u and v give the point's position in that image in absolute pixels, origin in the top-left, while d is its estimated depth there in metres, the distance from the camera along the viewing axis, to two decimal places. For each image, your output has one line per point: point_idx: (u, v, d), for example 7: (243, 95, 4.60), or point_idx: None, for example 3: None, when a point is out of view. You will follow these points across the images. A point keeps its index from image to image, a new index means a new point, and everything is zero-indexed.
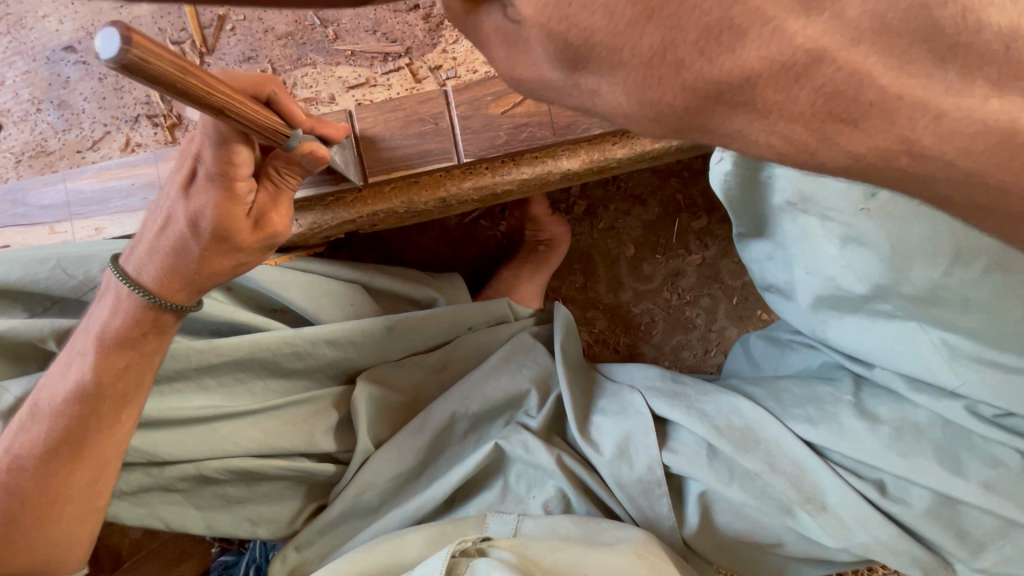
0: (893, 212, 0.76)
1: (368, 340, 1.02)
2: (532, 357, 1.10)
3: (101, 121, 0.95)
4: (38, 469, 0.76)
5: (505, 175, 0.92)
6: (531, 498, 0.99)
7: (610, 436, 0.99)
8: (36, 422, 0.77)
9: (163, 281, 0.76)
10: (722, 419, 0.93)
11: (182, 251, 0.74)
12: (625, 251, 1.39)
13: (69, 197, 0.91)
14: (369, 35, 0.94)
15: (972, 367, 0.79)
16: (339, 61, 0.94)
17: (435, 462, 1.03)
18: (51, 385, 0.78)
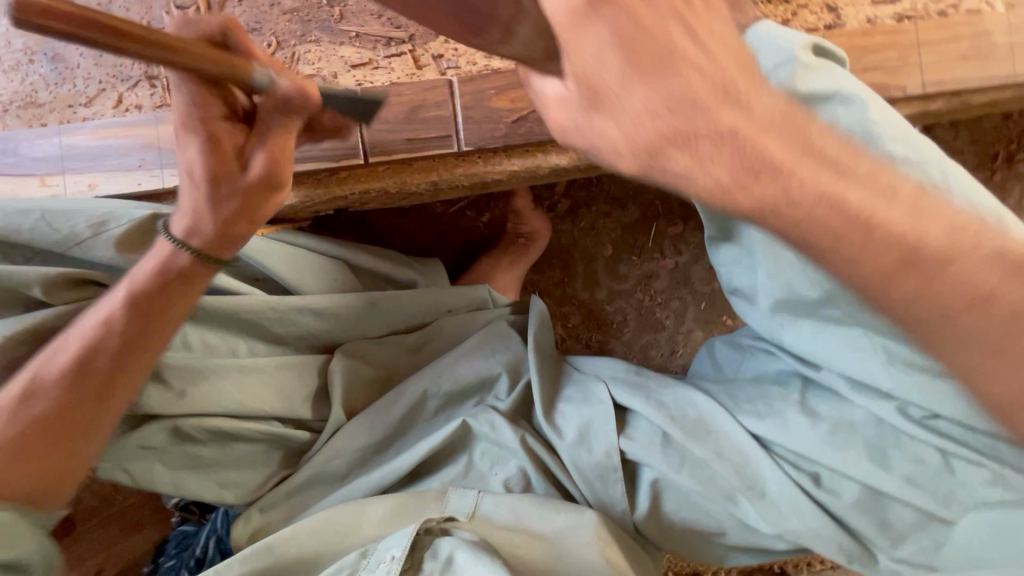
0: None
1: (351, 314, 1.06)
2: (505, 344, 1.15)
3: (96, 79, 0.95)
4: (60, 399, 0.78)
5: (495, 164, 0.96)
6: (493, 474, 1.03)
7: (573, 422, 1.04)
8: (61, 358, 0.79)
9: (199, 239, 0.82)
10: (678, 409, 1.00)
11: (200, 205, 0.79)
12: (603, 251, 1.45)
13: (64, 150, 0.91)
14: (374, 18, 0.96)
15: (907, 374, 0.87)
16: (343, 41, 0.96)
17: (402, 436, 1.07)
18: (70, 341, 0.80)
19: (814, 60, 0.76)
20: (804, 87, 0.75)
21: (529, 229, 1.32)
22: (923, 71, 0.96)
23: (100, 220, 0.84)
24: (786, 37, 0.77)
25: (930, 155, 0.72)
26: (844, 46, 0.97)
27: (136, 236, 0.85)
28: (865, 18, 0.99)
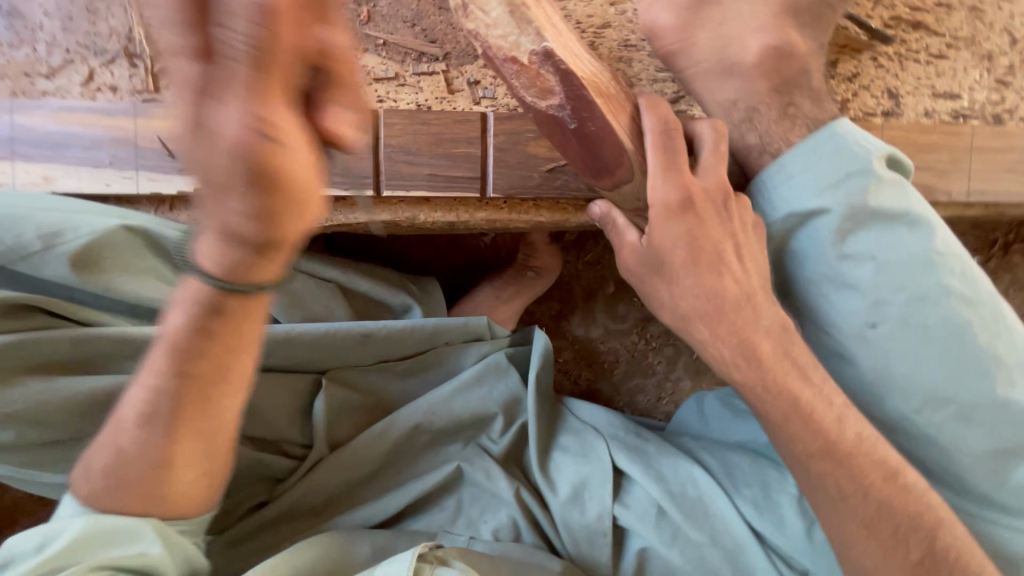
0: (891, 347, 0.74)
1: (343, 343, 0.95)
2: (504, 380, 1.08)
3: (62, 46, 0.79)
4: (162, 430, 0.64)
5: (521, 214, 0.87)
6: (481, 523, 0.97)
7: (567, 478, 1.00)
8: (129, 409, 0.65)
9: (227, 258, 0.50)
10: (677, 485, 0.97)
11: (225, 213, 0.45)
12: (605, 288, 1.39)
13: (15, 132, 0.75)
14: (406, 26, 0.84)
15: None
16: (367, 48, 0.83)
17: (388, 470, 1.00)
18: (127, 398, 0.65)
19: (890, 174, 0.74)
20: (876, 202, 0.73)
21: (538, 263, 1.24)
22: (970, 178, 0.93)
23: (50, 232, 0.69)
24: (865, 144, 0.74)
25: (983, 293, 0.73)
26: (900, 140, 0.93)
27: (90, 256, 0.71)
28: (923, 111, 0.94)
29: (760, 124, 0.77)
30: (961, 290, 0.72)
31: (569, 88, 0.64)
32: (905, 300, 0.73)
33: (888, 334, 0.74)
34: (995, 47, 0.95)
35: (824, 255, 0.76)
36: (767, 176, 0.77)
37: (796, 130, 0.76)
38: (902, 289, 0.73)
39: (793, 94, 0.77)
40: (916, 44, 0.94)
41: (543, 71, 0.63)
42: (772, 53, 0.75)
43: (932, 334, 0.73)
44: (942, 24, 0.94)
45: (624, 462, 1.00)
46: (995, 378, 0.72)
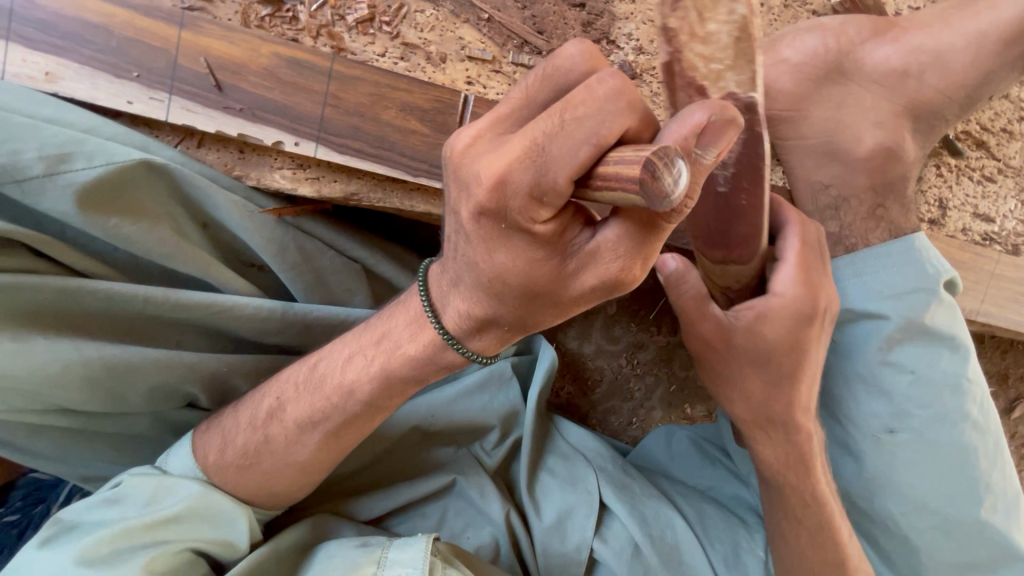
0: (900, 454, 0.79)
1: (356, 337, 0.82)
2: (505, 392, 1.06)
3: None
4: (291, 428, 0.70)
5: None
6: (463, 538, 0.96)
7: (554, 504, 1.00)
8: (263, 405, 0.72)
9: (480, 315, 0.56)
10: (658, 530, 0.99)
11: (511, 297, 0.52)
12: (607, 308, 1.40)
13: (18, 6, 0.60)
14: (515, 7, 0.74)
15: None
16: (467, 19, 0.73)
17: (380, 466, 1.00)
18: (302, 398, 0.70)
19: (947, 296, 0.76)
20: (931, 321, 0.75)
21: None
22: (986, 300, 0.99)
23: (58, 155, 0.57)
24: (936, 263, 0.76)
25: (990, 422, 0.78)
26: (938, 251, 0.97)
27: (102, 193, 0.60)
28: (961, 227, 0.99)
29: (844, 217, 0.78)
30: (976, 418, 0.77)
31: (747, 152, 0.56)
32: (928, 416, 0.77)
33: (903, 443, 0.78)
34: None
35: (867, 355, 0.78)
36: (838, 268, 0.79)
37: (876, 233, 0.77)
38: (928, 406, 0.77)
39: (885, 197, 0.78)
40: (975, 162, 0.98)
41: None
42: (880, 152, 0.75)
43: (941, 452, 0.78)
44: (1001, 150, 0.98)
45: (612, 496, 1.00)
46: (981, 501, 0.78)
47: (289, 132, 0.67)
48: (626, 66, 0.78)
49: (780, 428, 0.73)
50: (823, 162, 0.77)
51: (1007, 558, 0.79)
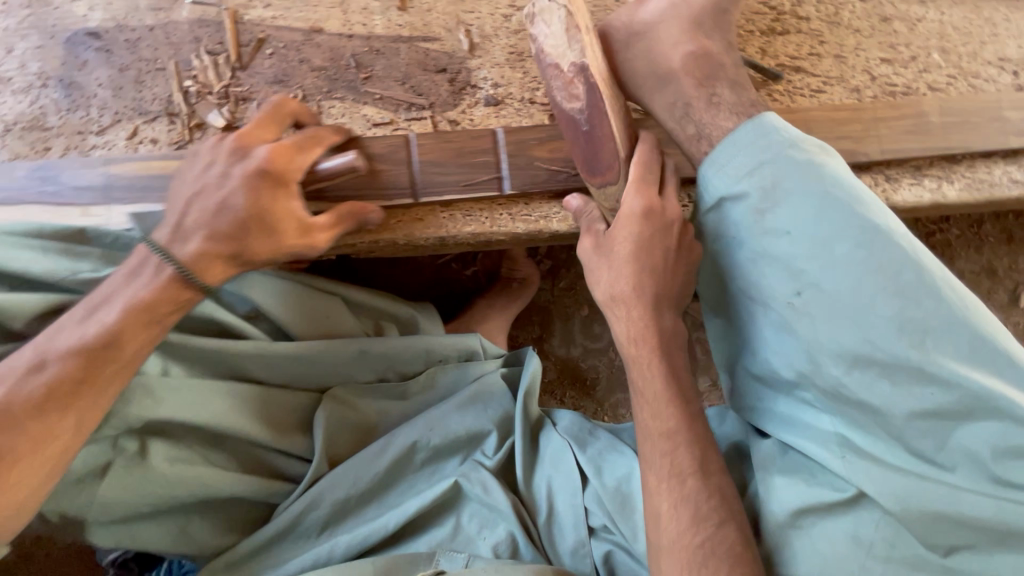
0: (815, 313, 0.85)
1: (340, 358, 1.03)
2: (498, 399, 1.10)
3: (112, 109, 0.96)
4: (28, 417, 0.71)
5: (501, 227, 1.01)
6: (481, 539, 0.99)
7: (542, 488, 1.05)
8: (30, 383, 0.72)
9: (210, 260, 0.81)
10: (612, 481, 1.02)
11: (226, 206, 0.81)
12: (580, 310, 1.52)
13: (107, 181, 0.90)
14: (397, 84, 1.04)
15: (870, 466, 0.84)
16: (366, 101, 1.02)
17: (391, 489, 1.02)
18: (65, 333, 0.76)
19: (805, 157, 0.87)
20: (787, 186, 0.87)
21: (523, 276, 1.34)
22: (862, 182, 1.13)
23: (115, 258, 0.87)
24: (784, 138, 0.89)
25: (903, 260, 0.81)
26: None
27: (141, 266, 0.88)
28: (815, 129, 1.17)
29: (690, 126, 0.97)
30: (877, 258, 0.81)
31: (591, 97, 0.88)
32: (820, 269, 0.84)
33: (811, 300, 0.85)
34: (860, 82, 1.21)
35: (755, 220, 0.89)
36: (704, 170, 0.94)
37: (722, 116, 0.95)
38: (817, 258, 0.84)
39: (715, 86, 0.97)
40: (800, 83, 1.19)
41: (577, 79, 0.88)
42: (694, 57, 0.96)
43: (848, 296, 0.82)
44: (818, 67, 1.20)
45: (618, 459, 1.05)
46: (904, 337, 0.80)
47: None
48: (489, 98, 1.06)
49: (670, 303, 0.91)
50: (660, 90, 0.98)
51: (964, 401, 0.78)
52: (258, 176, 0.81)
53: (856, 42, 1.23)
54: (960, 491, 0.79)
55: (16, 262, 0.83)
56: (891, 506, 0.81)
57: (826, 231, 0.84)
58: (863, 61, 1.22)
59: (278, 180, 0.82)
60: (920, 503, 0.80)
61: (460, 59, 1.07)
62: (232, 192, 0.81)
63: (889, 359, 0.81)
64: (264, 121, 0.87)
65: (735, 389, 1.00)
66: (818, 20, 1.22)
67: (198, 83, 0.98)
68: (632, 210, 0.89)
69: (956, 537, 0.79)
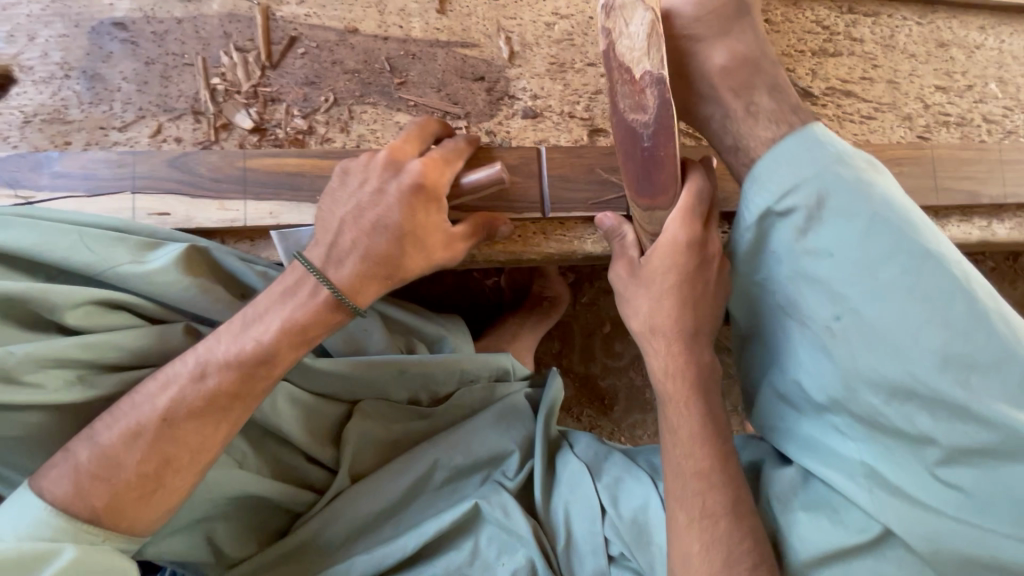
0: (856, 341, 0.74)
1: (379, 376, 0.99)
2: (521, 419, 1.06)
3: (136, 105, 0.91)
4: (182, 426, 0.70)
5: (534, 245, 0.98)
6: (499, 565, 0.92)
7: (561, 512, 0.97)
8: (173, 391, 0.70)
9: (366, 277, 0.75)
10: (629, 513, 0.95)
11: (378, 224, 0.75)
12: (601, 327, 1.48)
13: (160, 175, 0.87)
14: (433, 91, 1.00)
15: (903, 507, 0.75)
16: (400, 107, 0.98)
17: (408, 507, 0.97)
18: (223, 341, 0.73)
19: (852, 174, 0.75)
20: (830, 202, 0.75)
21: (554, 294, 1.31)
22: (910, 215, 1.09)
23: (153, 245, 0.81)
24: (832, 148, 0.76)
25: (956, 288, 0.70)
26: None
27: (189, 261, 0.81)
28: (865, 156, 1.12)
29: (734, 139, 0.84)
30: (927, 283, 0.71)
31: (661, 113, 0.71)
32: (864, 294, 0.73)
33: (852, 327, 0.74)
34: (912, 110, 1.16)
35: (795, 232, 0.76)
36: (744, 184, 0.81)
37: (760, 126, 0.80)
38: (863, 280, 0.73)
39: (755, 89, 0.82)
40: (850, 108, 1.14)
41: (648, 92, 0.71)
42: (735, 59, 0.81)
43: (893, 324, 0.72)
44: (869, 93, 1.15)
45: (644, 486, 0.99)
46: (951, 371, 0.70)
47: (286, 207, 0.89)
48: (527, 110, 1.02)
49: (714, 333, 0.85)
50: (701, 102, 0.84)
51: (1014, 442, 0.69)
52: (410, 191, 0.75)
53: (910, 68, 1.17)
54: (998, 534, 0.71)
55: (53, 250, 0.77)
56: (920, 545, 0.74)
57: (874, 250, 0.73)
58: (917, 87, 1.17)
59: (429, 195, 0.76)
60: (950, 542, 0.72)
61: (499, 67, 1.02)
62: (380, 207, 0.75)
63: (935, 394, 0.71)
64: (412, 137, 0.79)
65: (752, 405, 0.90)
66: (872, 42, 1.17)
67: (226, 81, 0.93)
68: (676, 239, 0.77)
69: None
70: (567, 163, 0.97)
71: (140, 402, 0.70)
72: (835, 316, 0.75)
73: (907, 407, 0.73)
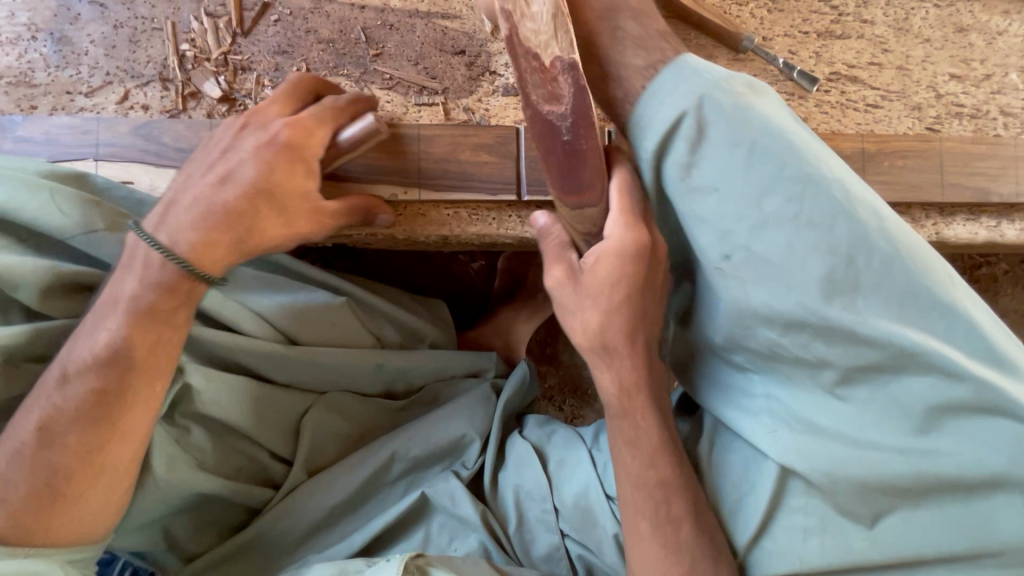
0: (748, 278, 0.67)
1: (358, 370, 0.98)
2: (479, 409, 1.03)
3: (103, 70, 0.89)
4: (65, 435, 0.69)
5: (509, 229, 0.95)
6: (452, 550, 0.93)
7: (513, 498, 0.96)
8: (52, 401, 0.69)
9: (210, 241, 0.72)
10: (573, 495, 0.93)
11: (225, 184, 0.72)
12: None
13: (124, 143, 0.85)
14: (410, 64, 0.96)
15: (811, 448, 0.71)
16: (375, 81, 0.94)
17: (367, 499, 0.97)
18: (81, 342, 0.71)
19: (728, 96, 0.66)
20: (712, 131, 0.66)
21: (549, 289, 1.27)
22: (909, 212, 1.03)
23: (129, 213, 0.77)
24: (710, 70, 0.68)
25: (840, 210, 0.64)
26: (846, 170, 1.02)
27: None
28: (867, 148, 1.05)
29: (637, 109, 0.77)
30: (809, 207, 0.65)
31: (577, 102, 0.64)
32: (750, 230, 0.66)
33: (743, 264, 0.67)
34: (922, 100, 1.09)
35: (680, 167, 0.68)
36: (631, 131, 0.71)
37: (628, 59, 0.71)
38: (749, 211, 0.66)
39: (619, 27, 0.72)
40: (855, 95, 1.07)
41: (562, 79, 0.62)
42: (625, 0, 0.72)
43: (780, 255, 0.66)
44: (877, 79, 1.08)
45: (583, 467, 0.95)
46: (835, 297, 0.65)
47: None
48: (508, 88, 0.97)
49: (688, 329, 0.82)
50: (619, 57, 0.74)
51: (900, 360, 0.66)
52: (278, 152, 0.73)
53: (924, 54, 1.10)
54: (895, 458, 0.68)
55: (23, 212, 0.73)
56: (822, 483, 0.71)
57: (757, 176, 0.65)
58: (929, 75, 1.09)
59: (298, 156, 0.74)
60: (849, 475, 0.69)
61: (480, 41, 0.97)
62: (242, 168, 0.72)
63: (829, 325, 0.66)
64: (278, 99, 0.77)
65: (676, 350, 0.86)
66: (884, 25, 1.09)
67: (195, 47, 0.91)
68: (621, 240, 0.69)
69: (880, 504, 0.70)
70: None
71: (22, 417, 0.69)
72: (725, 252, 0.68)
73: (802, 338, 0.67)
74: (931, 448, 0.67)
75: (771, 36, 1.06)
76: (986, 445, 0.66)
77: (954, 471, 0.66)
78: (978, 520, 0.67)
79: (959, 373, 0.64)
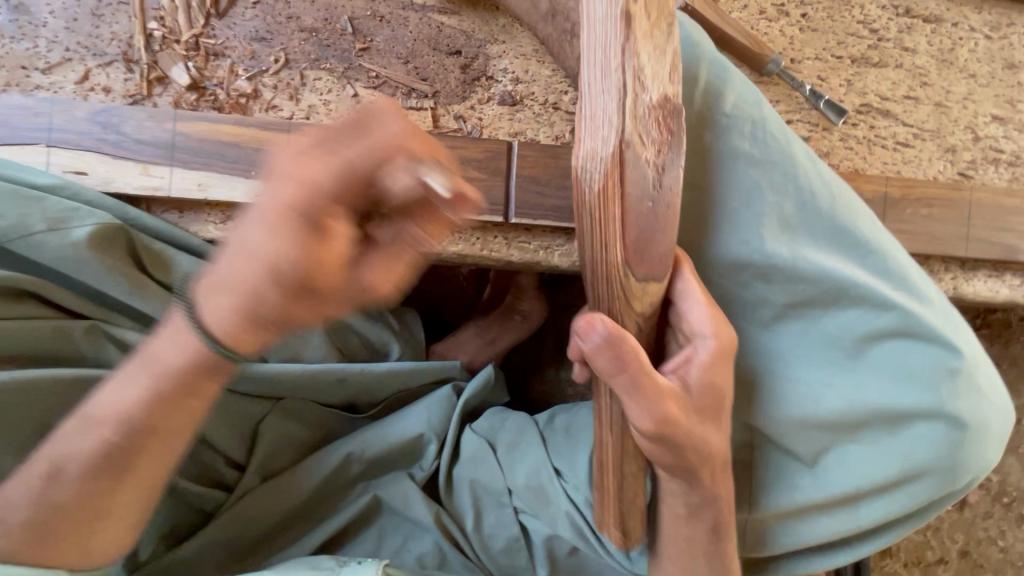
0: (734, 229, 0.67)
1: (318, 384, 0.93)
2: (432, 408, 0.97)
3: (63, 45, 0.82)
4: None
5: (494, 250, 0.88)
6: (406, 551, 0.92)
7: (466, 497, 0.94)
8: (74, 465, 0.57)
9: (246, 320, 0.49)
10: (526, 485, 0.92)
11: (241, 245, 0.46)
12: None
13: (76, 129, 0.78)
14: (399, 61, 0.87)
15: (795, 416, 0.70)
16: (360, 78, 0.86)
17: (321, 503, 0.94)
18: (110, 406, 0.57)
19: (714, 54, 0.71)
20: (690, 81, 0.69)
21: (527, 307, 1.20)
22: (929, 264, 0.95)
23: (58, 217, 0.73)
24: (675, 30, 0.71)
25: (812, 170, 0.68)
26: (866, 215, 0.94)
27: (106, 238, 0.74)
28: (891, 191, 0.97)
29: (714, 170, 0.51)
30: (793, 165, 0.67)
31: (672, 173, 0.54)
32: (738, 180, 0.67)
33: (730, 218, 0.67)
34: (958, 141, 0.99)
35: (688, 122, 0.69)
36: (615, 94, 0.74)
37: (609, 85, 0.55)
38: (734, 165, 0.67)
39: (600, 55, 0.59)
40: (885, 130, 0.98)
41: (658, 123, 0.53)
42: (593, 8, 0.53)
43: (767, 209, 0.67)
44: (911, 115, 0.99)
45: (534, 446, 0.95)
46: (772, 234, 0.66)
47: (221, 179, 0.80)
48: (505, 96, 0.89)
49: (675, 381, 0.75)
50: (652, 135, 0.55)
51: (834, 293, 0.67)
52: (278, 218, 0.43)
53: (966, 90, 1.00)
54: (877, 415, 0.69)
55: None
56: (781, 430, 0.71)
57: (741, 130, 0.68)
58: (969, 114, 1.00)
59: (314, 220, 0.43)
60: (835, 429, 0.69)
61: (478, 42, 0.89)
62: (242, 247, 0.46)
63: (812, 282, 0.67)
64: (330, 128, 0.45)
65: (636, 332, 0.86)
66: (926, 55, 0.99)
67: (164, 27, 0.83)
68: (723, 343, 0.63)
69: (870, 463, 0.70)
70: (540, 163, 0.85)
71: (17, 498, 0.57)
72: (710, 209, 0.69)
73: (785, 304, 0.69)
74: (908, 400, 0.67)
75: (801, 58, 0.97)
76: (934, 389, 0.67)
77: (900, 411, 0.68)
78: (948, 478, 0.69)
79: (928, 333, 0.67)
